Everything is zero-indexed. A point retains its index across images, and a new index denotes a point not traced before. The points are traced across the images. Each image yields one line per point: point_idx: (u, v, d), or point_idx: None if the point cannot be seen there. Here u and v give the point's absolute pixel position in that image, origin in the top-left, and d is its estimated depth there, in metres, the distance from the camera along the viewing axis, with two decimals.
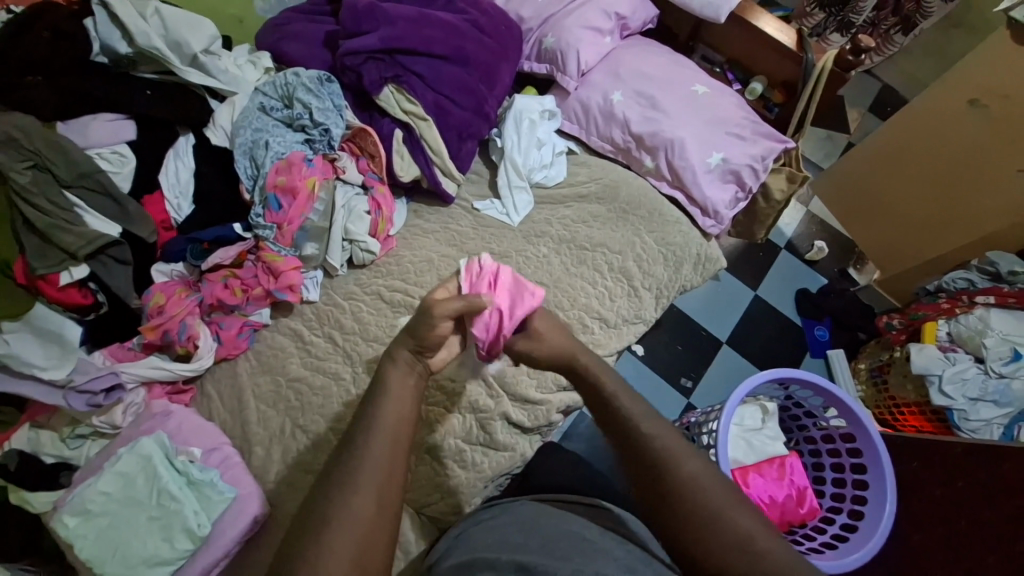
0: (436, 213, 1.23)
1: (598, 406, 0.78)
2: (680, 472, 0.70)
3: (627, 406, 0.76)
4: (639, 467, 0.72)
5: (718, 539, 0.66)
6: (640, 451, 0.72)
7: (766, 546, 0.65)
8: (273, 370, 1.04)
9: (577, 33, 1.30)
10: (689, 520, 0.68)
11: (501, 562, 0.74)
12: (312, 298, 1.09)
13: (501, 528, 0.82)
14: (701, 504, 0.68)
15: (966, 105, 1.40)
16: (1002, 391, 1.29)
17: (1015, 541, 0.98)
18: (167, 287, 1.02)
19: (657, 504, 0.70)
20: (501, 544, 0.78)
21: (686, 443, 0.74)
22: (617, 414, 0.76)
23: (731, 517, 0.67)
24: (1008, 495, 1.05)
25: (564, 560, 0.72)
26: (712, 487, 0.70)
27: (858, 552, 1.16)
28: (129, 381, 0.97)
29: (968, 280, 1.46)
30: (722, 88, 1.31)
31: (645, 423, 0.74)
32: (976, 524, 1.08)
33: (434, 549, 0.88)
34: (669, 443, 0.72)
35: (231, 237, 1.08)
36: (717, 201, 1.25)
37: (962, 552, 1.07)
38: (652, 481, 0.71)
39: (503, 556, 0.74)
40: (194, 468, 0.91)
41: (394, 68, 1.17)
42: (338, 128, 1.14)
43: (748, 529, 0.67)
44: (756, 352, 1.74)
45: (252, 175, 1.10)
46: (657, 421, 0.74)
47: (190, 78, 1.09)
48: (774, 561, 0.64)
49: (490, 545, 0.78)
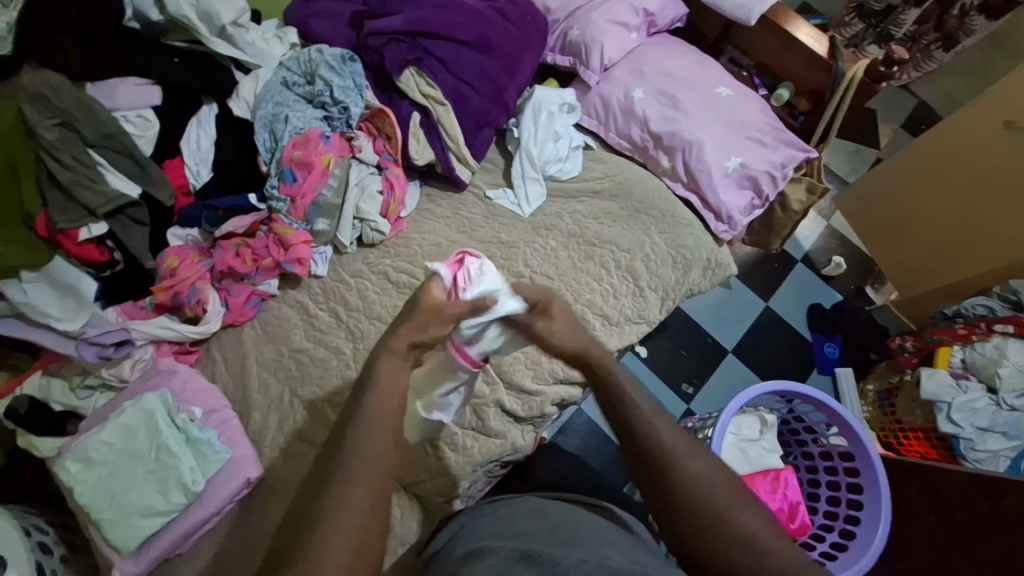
0: (448, 198, 1.23)
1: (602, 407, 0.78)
2: (688, 469, 0.70)
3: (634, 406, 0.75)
4: (644, 462, 0.72)
5: (728, 537, 0.66)
6: (645, 450, 0.72)
7: (771, 546, 0.66)
8: (277, 339, 1.06)
9: (603, 27, 1.28)
10: (694, 517, 0.68)
11: (506, 549, 0.73)
12: (320, 273, 1.11)
13: (504, 518, 0.82)
14: (707, 502, 0.69)
15: (1001, 127, 1.35)
16: (1012, 423, 1.27)
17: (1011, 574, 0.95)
18: (180, 252, 1.05)
19: (662, 503, 0.70)
20: (504, 532, 0.78)
21: (691, 441, 0.73)
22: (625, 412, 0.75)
23: (737, 515, 0.68)
24: (1010, 529, 1.01)
25: (572, 544, 0.73)
26: (715, 484, 0.70)
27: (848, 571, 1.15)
28: (139, 338, 1.01)
29: (988, 308, 1.41)
30: (745, 91, 1.28)
31: (659, 422, 0.74)
32: (973, 555, 1.05)
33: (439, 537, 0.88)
34: (677, 442, 0.72)
35: (246, 207, 1.10)
36: (732, 206, 1.23)
37: None
38: (656, 480, 0.71)
39: (508, 543, 0.74)
40: (193, 427, 0.93)
41: (416, 51, 1.17)
42: (357, 107, 1.15)
43: (754, 528, 0.67)
44: (761, 364, 1.71)
45: (270, 148, 1.12)
46: (664, 417, 0.75)
47: (218, 48, 1.11)
48: (779, 560, 0.65)
49: (496, 534, 0.78)
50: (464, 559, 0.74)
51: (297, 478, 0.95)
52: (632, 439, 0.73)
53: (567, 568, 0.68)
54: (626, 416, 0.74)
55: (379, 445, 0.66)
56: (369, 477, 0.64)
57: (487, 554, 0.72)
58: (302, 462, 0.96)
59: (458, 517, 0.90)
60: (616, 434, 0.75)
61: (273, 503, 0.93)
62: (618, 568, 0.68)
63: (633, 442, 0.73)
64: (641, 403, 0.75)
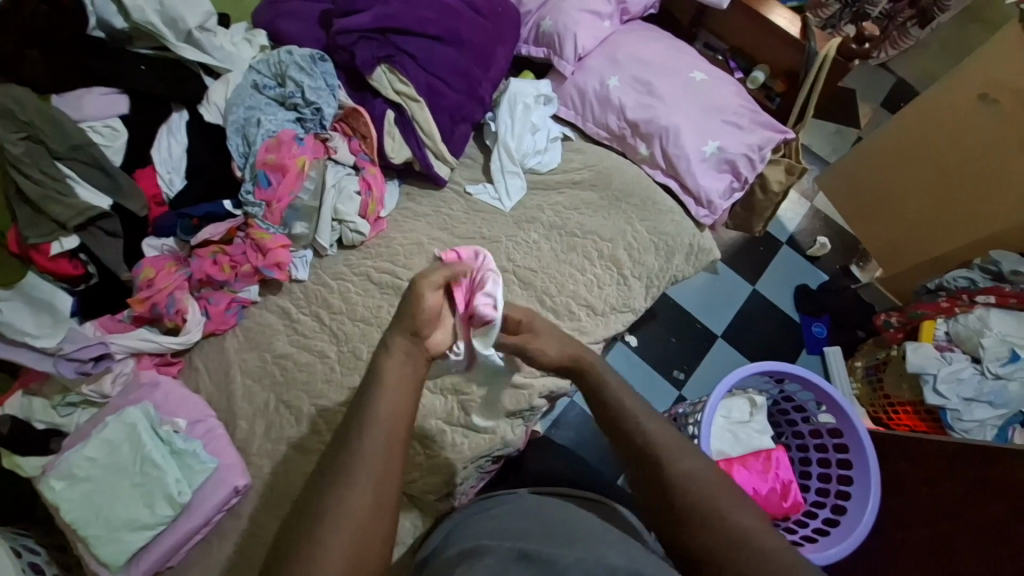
0: (427, 196, 1.23)
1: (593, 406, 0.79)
2: (679, 468, 0.71)
3: (628, 403, 0.76)
4: (636, 459, 0.73)
5: (717, 533, 0.66)
6: (638, 447, 0.73)
7: (771, 545, 0.64)
8: (260, 346, 1.05)
9: (575, 16, 1.28)
10: (686, 514, 0.68)
11: (500, 548, 0.73)
12: (301, 277, 1.10)
13: (504, 516, 0.82)
14: (699, 501, 0.68)
15: (976, 100, 1.36)
16: (998, 392, 1.28)
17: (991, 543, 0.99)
18: (157, 262, 1.03)
19: (658, 502, 0.70)
20: (501, 531, 0.78)
21: (685, 441, 0.74)
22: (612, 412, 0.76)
23: (729, 513, 0.67)
24: (998, 494, 1.04)
25: (567, 547, 0.72)
26: (706, 481, 0.70)
27: (838, 546, 1.16)
28: (118, 352, 0.99)
29: (969, 280, 1.43)
30: (720, 76, 1.29)
31: (648, 420, 0.75)
32: (961, 525, 1.07)
33: (428, 541, 0.88)
34: (669, 441, 0.73)
35: (221, 214, 1.08)
36: (711, 190, 1.24)
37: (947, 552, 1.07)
38: (648, 477, 0.71)
39: (504, 543, 0.74)
40: (177, 438, 0.92)
41: (387, 48, 1.16)
42: (330, 107, 1.14)
43: (747, 526, 0.66)
44: (751, 346, 1.73)
45: (244, 153, 1.11)
46: (657, 417, 0.76)
47: (184, 53, 1.09)
48: (777, 560, 0.62)
49: (492, 533, 0.78)
50: (460, 557, 0.74)
51: (285, 482, 0.94)
52: (626, 439, 0.74)
53: (566, 566, 0.68)
54: (617, 419, 0.76)
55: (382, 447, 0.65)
56: (367, 489, 0.63)
57: (484, 553, 0.71)
58: (291, 467, 0.95)
59: (459, 513, 0.90)
60: (610, 432, 0.76)
61: (261, 510, 0.93)
62: (615, 565, 0.68)
63: (627, 441, 0.74)
64: (634, 404, 0.76)
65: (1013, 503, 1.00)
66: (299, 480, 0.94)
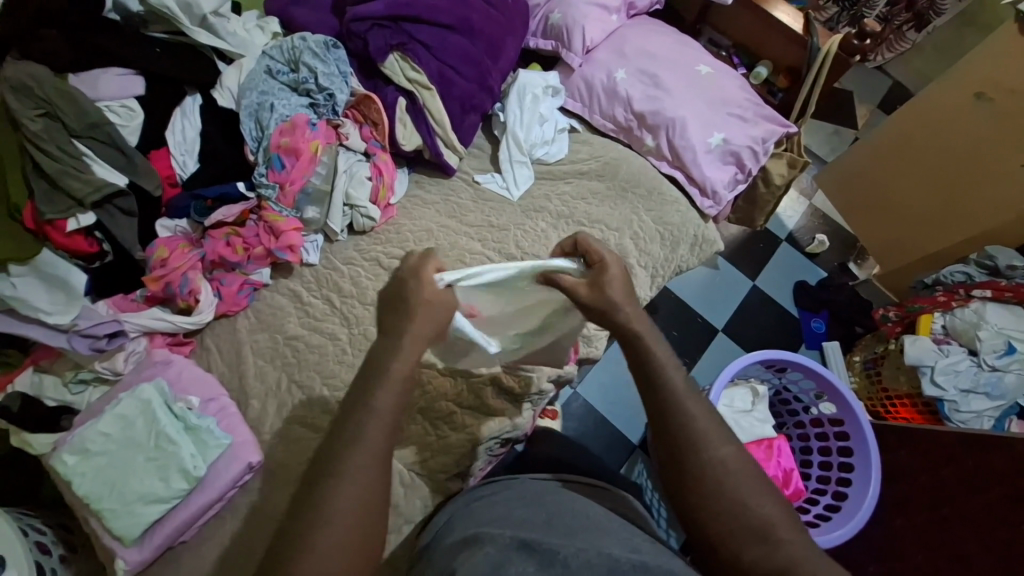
0: (437, 184, 1.25)
1: (638, 376, 0.78)
2: (713, 454, 0.72)
3: (673, 378, 0.76)
4: (673, 437, 0.74)
5: (747, 520, 0.69)
6: (676, 426, 0.74)
7: (789, 536, 0.68)
8: (272, 328, 1.06)
9: (584, 9, 1.30)
10: (712, 497, 0.70)
11: (503, 537, 0.73)
12: (312, 261, 1.12)
13: (511, 501, 0.84)
14: (726, 487, 0.70)
15: (972, 99, 1.40)
16: (994, 383, 1.31)
17: (992, 529, 1.03)
18: (171, 242, 1.03)
19: (682, 480, 0.72)
20: (503, 519, 0.78)
21: (719, 426, 0.75)
22: (654, 394, 0.76)
23: (757, 504, 0.69)
24: (997, 481, 1.07)
25: (569, 536, 0.73)
26: (740, 471, 0.72)
27: (841, 530, 1.19)
28: (132, 330, 0.99)
29: (965, 275, 1.48)
30: (725, 70, 1.31)
31: (691, 401, 0.75)
32: (962, 512, 1.11)
33: (430, 526, 0.89)
34: (707, 425, 0.74)
35: (235, 196, 1.09)
36: (716, 181, 1.26)
37: (948, 542, 1.11)
38: (683, 460, 0.73)
39: (506, 532, 0.74)
40: (191, 415, 0.93)
41: (399, 36, 1.18)
42: (342, 93, 1.15)
43: (771, 518, 0.69)
44: (752, 340, 1.75)
45: (257, 137, 1.11)
46: (698, 401, 0.76)
47: (198, 37, 1.10)
48: (796, 551, 0.66)
49: (491, 521, 0.78)
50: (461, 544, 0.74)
51: (296, 462, 0.95)
52: (663, 412, 0.75)
53: (566, 557, 0.68)
54: (663, 396, 0.75)
55: (383, 432, 0.68)
56: (359, 470, 0.66)
57: (484, 541, 0.73)
58: (301, 445, 0.96)
59: (454, 501, 0.91)
60: (644, 399, 0.77)
61: (273, 489, 0.93)
62: (618, 557, 0.68)
63: (666, 415, 0.75)
64: (678, 382, 0.76)
65: (1012, 492, 1.03)
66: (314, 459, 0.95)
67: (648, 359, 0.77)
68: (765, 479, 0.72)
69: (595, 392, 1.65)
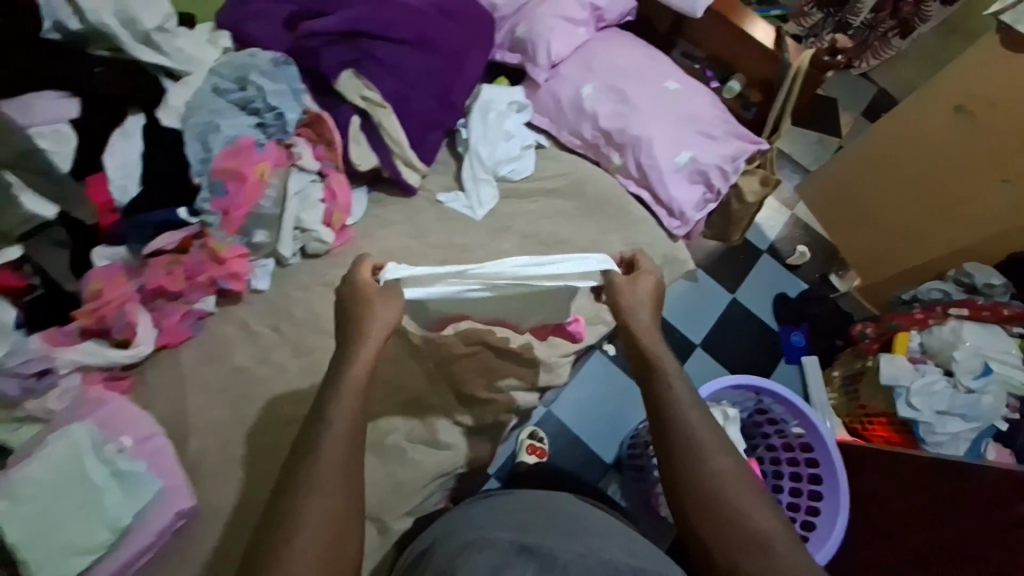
0: (397, 204, 1.21)
1: (645, 386, 0.81)
2: (714, 466, 0.73)
3: (678, 391, 0.78)
4: (674, 447, 0.75)
5: (743, 532, 0.69)
6: (679, 433, 0.75)
7: (785, 551, 0.67)
8: (217, 359, 1.03)
9: (550, 23, 1.25)
10: (710, 505, 0.71)
11: (502, 542, 0.75)
12: (260, 287, 1.08)
13: (501, 517, 0.85)
14: (726, 498, 0.71)
15: (951, 112, 1.37)
16: (970, 405, 1.28)
17: (975, 529, 1.03)
18: (106, 273, 0.99)
19: (677, 485, 0.74)
20: (501, 526, 0.81)
21: (722, 439, 0.76)
22: (658, 405, 0.78)
23: (754, 518, 0.70)
24: (995, 503, 1.01)
25: (571, 545, 0.74)
26: (739, 484, 0.72)
27: (825, 547, 1.20)
28: (63, 366, 0.95)
29: (943, 292, 1.45)
30: (695, 86, 1.27)
31: (693, 413, 0.77)
32: (940, 527, 1.09)
33: (408, 552, 0.88)
34: (707, 438, 0.75)
35: (176, 222, 1.04)
36: (683, 201, 1.22)
37: (930, 555, 1.08)
38: (684, 468, 0.74)
39: (505, 538, 0.75)
40: (121, 459, 0.90)
41: (354, 53, 1.13)
42: (292, 113, 1.10)
43: (769, 531, 0.68)
44: (730, 355, 1.72)
45: (202, 159, 1.06)
46: (701, 413, 0.77)
47: (142, 55, 1.05)
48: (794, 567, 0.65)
49: (490, 531, 0.79)
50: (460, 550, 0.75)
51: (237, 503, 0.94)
52: (667, 419, 0.77)
53: (566, 562, 0.70)
54: (666, 406, 0.78)
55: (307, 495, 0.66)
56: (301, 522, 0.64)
57: (483, 547, 0.72)
58: (242, 486, 0.95)
59: (437, 523, 0.90)
60: (652, 412, 0.79)
61: (211, 530, 0.92)
62: (618, 563, 0.71)
63: (667, 424, 0.77)
64: (683, 394, 0.78)
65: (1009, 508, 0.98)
66: (256, 501, 0.94)
67: (660, 373, 0.80)
68: (764, 489, 0.73)
69: (568, 411, 1.62)
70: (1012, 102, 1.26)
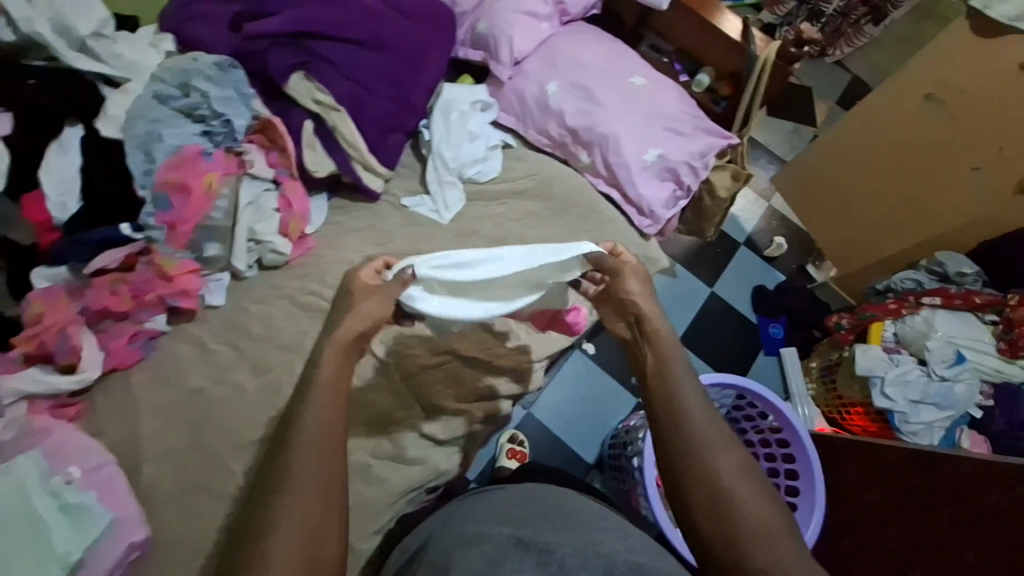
0: (360, 210, 1.16)
1: (647, 380, 0.79)
2: (720, 462, 0.69)
3: (678, 385, 0.76)
4: (673, 441, 0.72)
5: (744, 530, 0.65)
6: (681, 427, 0.72)
7: (786, 550, 0.64)
8: (170, 381, 0.98)
9: (510, 18, 1.21)
10: (710, 500, 0.67)
11: (501, 537, 0.74)
12: (216, 302, 1.03)
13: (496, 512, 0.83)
14: (728, 495, 0.67)
15: (922, 100, 1.36)
16: (943, 393, 1.29)
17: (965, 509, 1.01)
18: (47, 295, 0.93)
19: (676, 479, 0.70)
20: (497, 519, 0.81)
21: (725, 435, 0.72)
22: (660, 400, 0.75)
23: (755, 514, 0.66)
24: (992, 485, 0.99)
25: (566, 538, 0.74)
26: (742, 480, 0.68)
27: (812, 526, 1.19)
28: (6, 396, 0.89)
29: (916, 281, 1.45)
30: (662, 81, 1.24)
31: (693, 407, 0.74)
32: (923, 513, 1.08)
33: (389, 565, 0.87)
34: (710, 433, 0.71)
35: (121, 239, 0.98)
36: (653, 200, 1.20)
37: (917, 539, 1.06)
38: (686, 463, 0.70)
39: (503, 532, 0.75)
40: (69, 491, 0.85)
41: (302, 55, 1.08)
42: (241, 119, 1.05)
43: (770, 528, 0.65)
44: (710, 350, 1.71)
45: (147, 170, 1.00)
46: (704, 408, 0.74)
47: (80, 65, 1.01)
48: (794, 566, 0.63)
49: (484, 526, 0.78)
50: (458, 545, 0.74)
51: (195, 531, 0.90)
52: (669, 414, 0.74)
53: (564, 555, 0.70)
54: (667, 400, 0.75)
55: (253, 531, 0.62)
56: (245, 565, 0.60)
57: (481, 542, 0.73)
58: (200, 515, 0.91)
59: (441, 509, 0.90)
60: (651, 406, 0.76)
61: (168, 560, 0.88)
62: (616, 559, 0.71)
63: (666, 416, 0.74)
64: (685, 389, 0.75)
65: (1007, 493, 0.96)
66: (216, 528, 0.90)
67: (665, 370, 0.78)
68: (765, 483, 0.70)
69: (549, 412, 1.59)
70: (984, 88, 1.25)
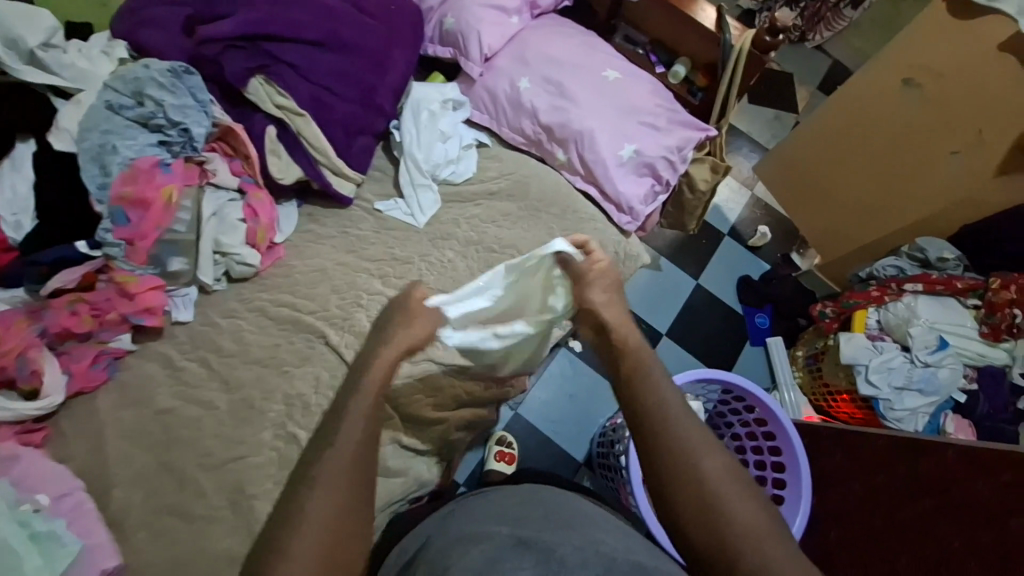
0: (332, 216, 1.13)
1: (627, 383, 0.76)
2: (706, 466, 0.68)
3: (660, 389, 0.74)
4: (657, 447, 0.70)
5: (731, 535, 0.64)
6: (665, 431, 0.70)
7: (774, 552, 0.62)
8: (138, 402, 0.95)
9: (478, 13, 1.18)
10: (697, 506, 0.66)
11: (501, 535, 0.74)
12: (183, 318, 1.00)
13: (494, 507, 0.83)
14: (714, 500, 0.66)
15: (899, 85, 1.33)
16: (927, 378, 1.29)
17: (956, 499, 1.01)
18: (4, 319, 0.90)
19: (661, 486, 0.68)
20: (495, 517, 0.79)
21: (710, 436, 0.71)
22: (640, 407, 0.73)
23: (743, 519, 0.65)
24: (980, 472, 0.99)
25: (565, 537, 0.74)
26: (729, 482, 0.67)
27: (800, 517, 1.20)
28: None
29: (898, 267, 1.44)
30: (635, 74, 1.21)
31: (676, 411, 0.72)
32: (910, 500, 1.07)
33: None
34: (694, 436, 0.70)
35: (76, 258, 0.95)
36: (631, 196, 1.18)
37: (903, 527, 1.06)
38: (670, 470, 0.68)
39: (503, 531, 0.75)
40: (37, 520, 0.81)
41: (259, 58, 1.04)
42: (200, 127, 1.00)
43: (759, 532, 0.64)
44: (697, 343, 1.70)
45: (101, 184, 0.95)
46: (687, 410, 0.72)
47: (25, 75, 0.96)
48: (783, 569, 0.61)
49: (484, 523, 0.77)
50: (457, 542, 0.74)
51: (168, 556, 0.87)
52: (653, 418, 0.71)
53: (565, 554, 0.70)
54: (648, 405, 0.72)
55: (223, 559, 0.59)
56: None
57: (482, 540, 0.72)
58: (172, 540, 0.88)
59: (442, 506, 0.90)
60: (633, 413, 0.73)
61: None
62: (616, 556, 0.71)
63: (648, 421, 0.72)
64: (665, 394, 0.73)
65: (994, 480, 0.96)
66: (189, 551, 0.88)
67: (644, 372, 0.76)
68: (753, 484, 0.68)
69: (537, 412, 1.58)
70: (960, 69, 1.24)
